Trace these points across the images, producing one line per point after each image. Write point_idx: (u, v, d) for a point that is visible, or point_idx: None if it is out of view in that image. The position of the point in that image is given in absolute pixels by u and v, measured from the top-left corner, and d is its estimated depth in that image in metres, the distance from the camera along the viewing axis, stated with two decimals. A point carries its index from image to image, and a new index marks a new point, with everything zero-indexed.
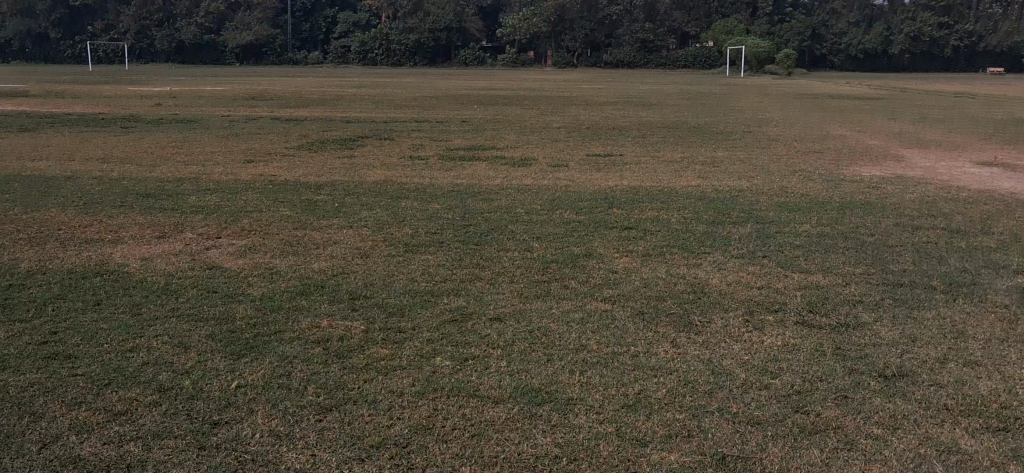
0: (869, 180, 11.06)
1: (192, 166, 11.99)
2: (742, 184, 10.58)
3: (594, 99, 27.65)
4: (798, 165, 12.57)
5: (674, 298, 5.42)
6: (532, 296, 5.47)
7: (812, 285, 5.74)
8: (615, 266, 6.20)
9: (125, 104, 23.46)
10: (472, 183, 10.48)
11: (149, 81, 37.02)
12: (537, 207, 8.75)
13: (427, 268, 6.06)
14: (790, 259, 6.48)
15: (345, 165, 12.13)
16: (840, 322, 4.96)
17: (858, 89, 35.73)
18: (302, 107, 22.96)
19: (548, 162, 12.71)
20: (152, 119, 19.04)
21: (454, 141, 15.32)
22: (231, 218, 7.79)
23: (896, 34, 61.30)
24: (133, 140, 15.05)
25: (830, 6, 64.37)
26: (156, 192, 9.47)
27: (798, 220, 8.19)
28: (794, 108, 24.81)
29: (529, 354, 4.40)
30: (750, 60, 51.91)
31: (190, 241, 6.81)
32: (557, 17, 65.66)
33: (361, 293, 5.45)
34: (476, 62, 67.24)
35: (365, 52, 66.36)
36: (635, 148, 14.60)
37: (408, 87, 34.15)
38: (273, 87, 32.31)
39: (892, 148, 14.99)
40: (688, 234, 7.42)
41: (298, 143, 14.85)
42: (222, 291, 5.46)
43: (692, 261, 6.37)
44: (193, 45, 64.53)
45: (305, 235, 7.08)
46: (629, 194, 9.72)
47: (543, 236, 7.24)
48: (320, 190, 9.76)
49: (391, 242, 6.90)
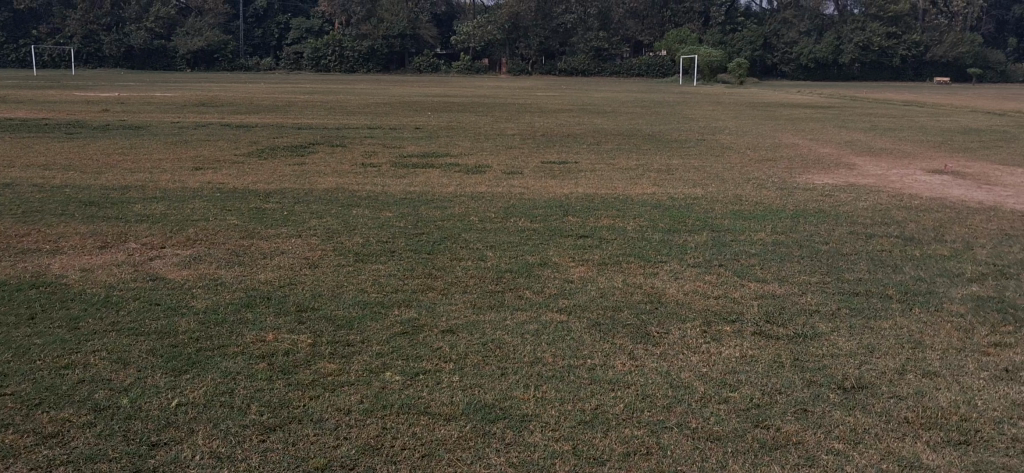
0: (823, 188, 11.10)
1: (138, 173, 11.72)
2: (698, 192, 10.56)
3: (548, 107, 27.60)
4: (753, 173, 12.60)
5: (631, 308, 5.33)
6: (486, 307, 5.35)
7: (768, 295, 5.68)
8: (571, 275, 6.10)
9: (71, 109, 22.99)
10: (425, 191, 10.33)
11: (96, 86, 36.41)
12: (491, 214, 8.64)
13: (378, 279, 5.92)
14: (746, 268, 6.43)
15: (296, 173, 11.92)
16: (797, 332, 4.90)
17: (809, 98, 36.15)
18: (253, 113, 22.62)
19: (503, 169, 12.61)
20: (98, 124, 18.65)
21: (407, 148, 15.14)
22: (176, 227, 7.58)
23: (846, 44, 62.09)
24: (78, 147, 14.70)
25: (782, 16, 65.04)
26: (100, 200, 9.20)
27: (753, 228, 8.17)
28: (747, 116, 24.98)
29: (482, 368, 4.27)
30: (703, 68, 52.26)
31: (132, 251, 6.59)
32: (511, 25, 65.15)
33: (308, 305, 5.28)
34: (430, 68, 67.14)
35: (318, 59, 65.97)
36: (590, 156, 14.55)
37: (361, 94, 33.85)
38: (224, 93, 31.84)
39: (844, 157, 15.10)
40: (644, 242, 7.36)
41: (248, 150, 14.57)
42: (164, 303, 5.26)
43: (648, 270, 6.30)
44: (141, 51, 63.62)
45: (253, 244, 6.89)
46: (583, 202, 9.65)
47: (496, 245, 7.12)
48: (269, 198, 9.57)
49: (341, 251, 6.73)
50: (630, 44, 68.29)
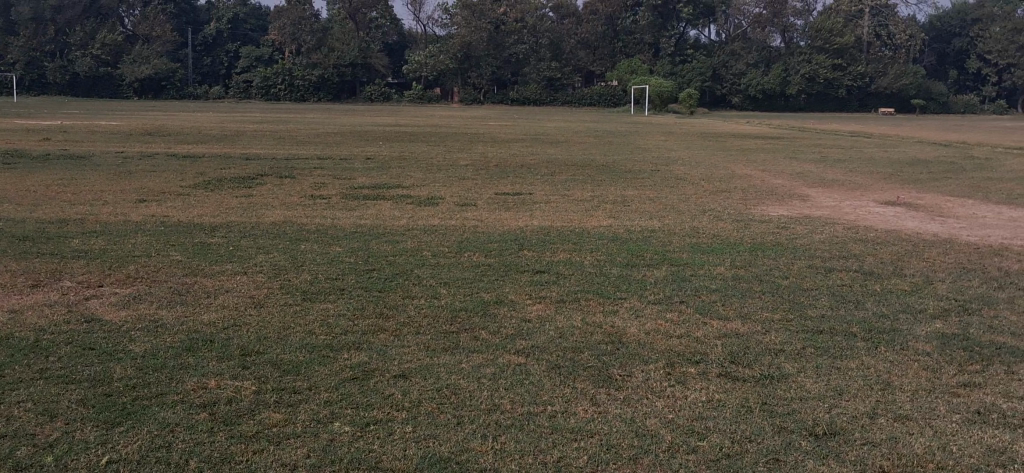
0: (778, 220, 11.05)
1: (77, 206, 11.33)
2: (654, 224, 10.44)
3: (501, 137, 27.54)
4: (708, 204, 12.55)
5: (590, 348, 5.15)
6: (440, 348, 5.11)
7: (732, 333, 5.51)
8: (528, 313, 5.90)
9: (12, 138, 22.36)
10: (376, 223, 10.11)
11: (40, 114, 35.69)
12: (444, 248, 8.43)
13: (326, 319, 5.66)
14: (708, 304, 6.28)
15: (243, 205, 11.62)
16: (763, 373, 4.74)
17: (760, 129, 36.51)
18: (200, 143, 22.23)
19: (455, 201, 12.41)
20: (37, 155, 18.11)
21: (358, 179, 14.90)
22: (115, 263, 7.26)
23: (794, 75, 62.92)
24: (15, 178, 14.22)
25: (730, 48, 66.02)
26: (36, 234, 8.84)
27: (712, 262, 8.04)
28: (699, 146, 25.11)
29: (436, 416, 4.04)
30: (654, 98, 52.67)
31: (66, 290, 6.26)
32: (463, 55, 65.31)
33: (253, 348, 5.00)
34: (381, 98, 67.08)
35: (268, 88, 65.51)
36: (544, 187, 14.42)
37: (312, 123, 33.49)
38: (172, 123, 31.34)
39: (796, 187, 15.18)
40: (602, 277, 7.18)
41: (193, 181, 14.24)
42: (98, 347, 4.96)
43: (607, 307, 6.12)
44: (86, 78, 62.66)
45: (196, 282, 6.60)
46: (538, 235, 9.48)
47: (450, 281, 6.90)
48: (214, 232, 9.27)
49: (288, 289, 6.47)
50: (580, 74, 68.86)
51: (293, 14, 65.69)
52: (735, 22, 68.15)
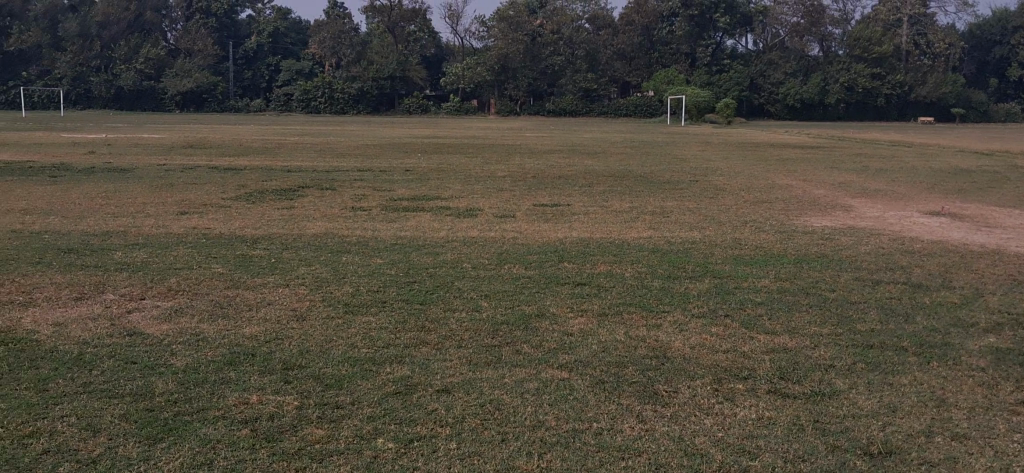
0: (822, 232, 10.87)
1: (120, 218, 11.42)
2: (694, 235, 10.32)
3: (539, 148, 27.50)
4: (749, 215, 12.39)
5: (635, 364, 5.05)
6: (483, 363, 5.05)
7: (779, 347, 5.41)
8: (571, 327, 5.82)
9: (58, 152, 22.71)
10: (416, 235, 10.09)
11: (85, 128, 36.27)
12: (484, 261, 8.38)
13: (368, 332, 5.62)
14: (755, 318, 6.15)
15: (284, 217, 11.66)
16: (813, 389, 4.62)
17: (799, 139, 36.18)
18: (241, 155, 22.37)
19: (495, 212, 12.35)
20: (83, 167, 18.34)
21: (398, 191, 14.90)
22: (158, 276, 7.30)
23: (832, 84, 62.20)
24: (61, 191, 14.38)
25: (767, 58, 65.61)
26: (81, 247, 8.92)
27: (755, 274, 7.92)
28: (739, 157, 24.89)
29: (480, 433, 3.98)
30: (691, 109, 52.45)
31: (110, 302, 6.29)
32: (500, 67, 65.56)
33: (295, 362, 4.97)
34: (419, 109, 67.37)
35: (308, 100, 66.08)
36: (583, 198, 14.33)
37: (351, 136, 33.64)
38: (213, 135, 31.63)
39: (839, 198, 14.94)
40: (644, 290, 7.08)
41: (235, 193, 14.33)
42: (140, 361, 4.97)
43: (651, 321, 6.02)
44: (130, 92, 63.61)
45: (238, 294, 6.60)
46: (578, 247, 9.40)
47: (491, 294, 6.84)
48: (256, 244, 9.29)
49: (330, 302, 6.44)
50: (617, 85, 68.72)
51: (332, 28, 67.18)
52: (772, 32, 67.66)
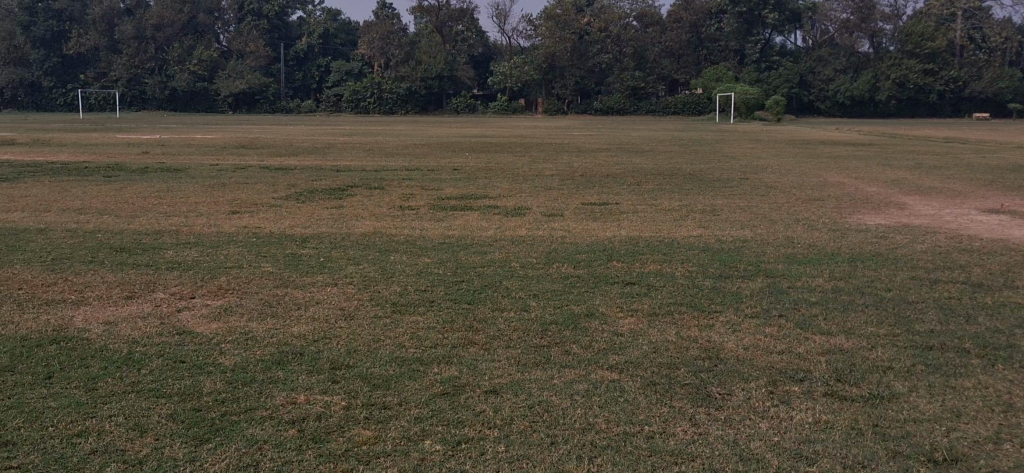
0: (876, 229, 10.65)
1: (173, 217, 11.54)
2: (745, 234, 10.15)
3: (586, 146, 27.44)
4: (801, 213, 12.20)
5: (687, 365, 4.95)
6: (531, 364, 4.97)
7: (835, 349, 5.27)
8: (621, 327, 5.73)
9: (114, 152, 23.10)
10: (464, 234, 10.05)
11: (138, 129, 36.86)
12: (533, 260, 8.30)
13: (416, 332, 5.58)
14: (809, 319, 6.00)
15: (333, 216, 11.73)
16: (871, 392, 4.48)
17: (850, 136, 35.68)
18: (291, 155, 22.54)
19: (542, 211, 12.29)
20: (136, 168, 18.59)
21: (446, 190, 14.91)
22: (208, 274, 7.34)
23: (883, 81, 61.16)
24: (115, 190, 14.61)
25: (817, 54, 64.87)
26: (133, 246, 9.03)
27: (809, 273, 7.74)
28: (789, 154, 24.57)
29: (528, 435, 3.91)
30: (739, 107, 51.94)
31: (160, 301, 6.33)
32: (548, 65, 65.74)
33: (343, 362, 4.94)
34: (467, 109, 67.53)
35: (358, 101, 66.62)
36: (632, 196, 14.20)
37: (399, 135, 33.79)
38: (264, 135, 31.93)
39: (893, 195, 14.65)
40: (695, 290, 6.97)
41: (286, 192, 14.40)
42: (189, 360, 4.99)
43: (702, 321, 5.90)
44: (185, 93, 64.71)
45: (288, 293, 6.60)
46: (626, 245, 9.29)
47: (539, 294, 6.77)
48: (305, 243, 9.32)
49: (378, 301, 6.41)
50: (665, 83, 68.34)
51: (381, 29, 67.62)
52: (822, 28, 66.76)
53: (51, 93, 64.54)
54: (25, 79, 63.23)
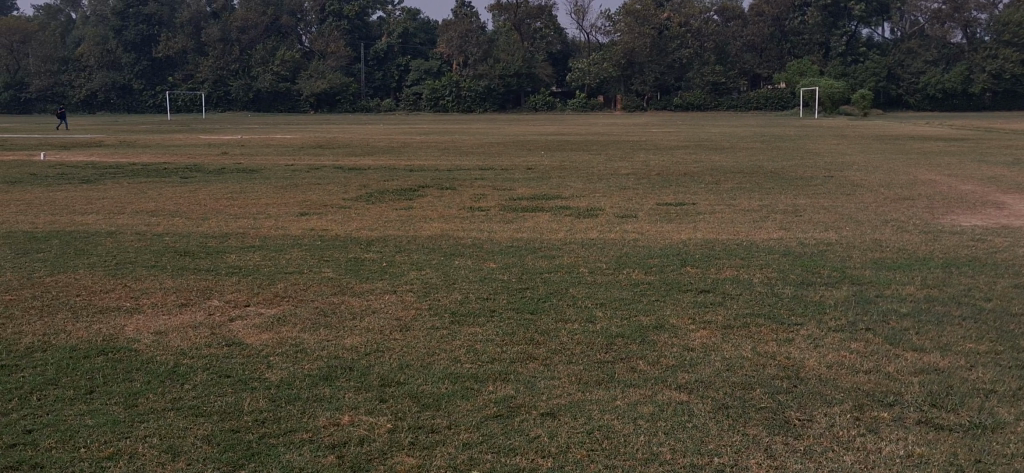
0: (973, 232, 9.99)
1: (241, 219, 11.46)
2: (830, 236, 9.61)
3: (664, 144, 26.90)
4: (889, 213, 11.59)
5: (764, 385, 4.55)
6: (593, 382, 4.63)
7: (930, 368, 4.83)
8: (692, 341, 5.34)
9: (193, 153, 23.41)
10: (533, 237, 9.74)
11: (221, 129, 37.51)
12: (603, 265, 7.93)
13: (473, 344, 5.28)
14: (901, 333, 5.54)
15: (400, 218, 11.52)
16: (972, 420, 4.09)
17: (938, 130, 34.44)
18: (366, 155, 22.54)
19: (616, 212, 11.91)
20: (213, 168, 18.74)
21: (518, 190, 14.61)
22: (267, 281, 7.16)
23: (977, 73, 59.07)
24: (190, 191, 14.69)
25: (906, 46, 62.91)
26: (198, 250, 8.93)
27: (901, 280, 7.23)
28: (875, 150, 23.70)
29: (587, 466, 3.62)
30: (824, 101, 50.59)
31: (214, 309, 6.14)
32: (626, 61, 65.43)
33: (394, 377, 4.67)
34: (546, 107, 67.09)
35: (437, 99, 67.00)
36: (709, 196, 13.70)
37: (474, 134, 33.65)
38: (341, 135, 32.07)
39: (988, 194, 13.86)
40: (774, 299, 6.53)
41: (356, 193, 14.31)
42: (234, 375, 4.77)
43: (780, 334, 5.47)
44: (268, 94, 65.86)
45: (344, 301, 6.37)
46: (702, 249, 8.84)
47: (607, 302, 6.40)
48: (371, 246, 9.10)
49: (436, 310, 6.13)
50: (747, 77, 67.07)
51: (459, 27, 67.76)
52: (911, 19, 64.58)
53: (141, 95, 66.11)
54: (117, 82, 64.97)
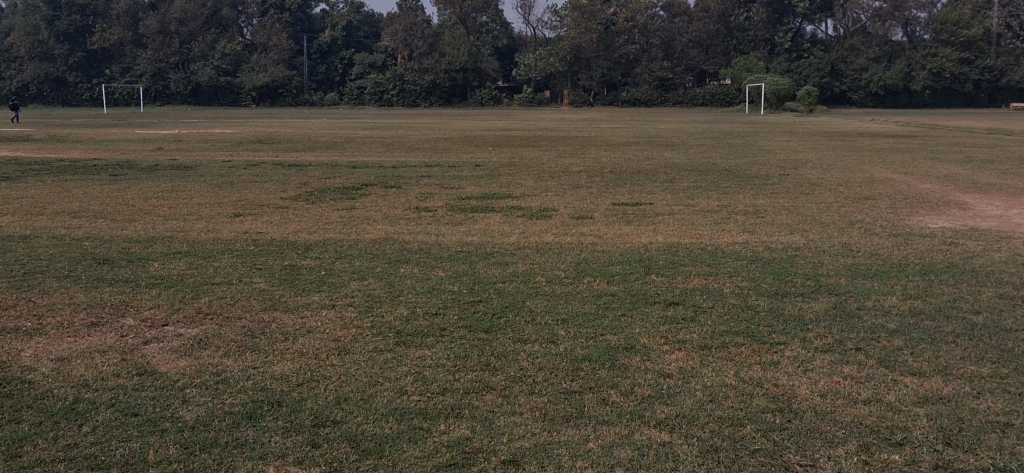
0: (944, 235, 9.58)
1: (169, 221, 10.70)
2: (797, 240, 9.13)
3: (614, 139, 26.46)
4: (854, 214, 11.21)
5: (754, 421, 3.99)
6: (560, 418, 4.02)
7: (934, 396, 4.34)
8: (668, 366, 4.75)
9: (126, 148, 22.29)
10: (483, 240, 9.15)
11: (160, 123, 36.45)
12: (561, 273, 7.33)
13: (421, 371, 4.66)
14: (895, 354, 5.04)
15: (343, 219, 10.80)
16: (997, 465, 3.58)
17: (883, 126, 34.61)
18: (308, 150, 21.73)
19: (569, 212, 11.36)
20: (145, 165, 17.84)
21: (466, 188, 13.97)
22: (191, 294, 6.43)
23: (918, 71, 59.84)
24: (117, 190, 13.80)
25: (849, 43, 63.36)
26: (120, 257, 8.14)
27: (880, 290, 6.75)
28: (827, 146, 23.49)
29: None
30: (770, 97, 50.69)
31: (127, 330, 5.38)
32: (573, 56, 65.15)
33: (329, 417, 4.02)
34: (492, 101, 66.35)
35: (381, 93, 66.20)
36: (666, 195, 13.22)
37: (419, 129, 32.90)
38: (281, 130, 31.10)
39: (948, 193, 13.56)
40: (750, 312, 6.00)
41: (296, 192, 13.56)
42: (142, 413, 4.03)
43: (764, 357, 4.92)
44: (208, 87, 64.41)
45: (276, 319, 5.68)
46: (666, 254, 8.31)
47: (568, 319, 5.79)
48: (308, 252, 8.42)
49: (380, 329, 5.49)
50: (693, 73, 66.90)
51: (404, 20, 66.92)
52: (853, 16, 64.54)
53: (76, 88, 64.14)
54: (51, 74, 62.73)
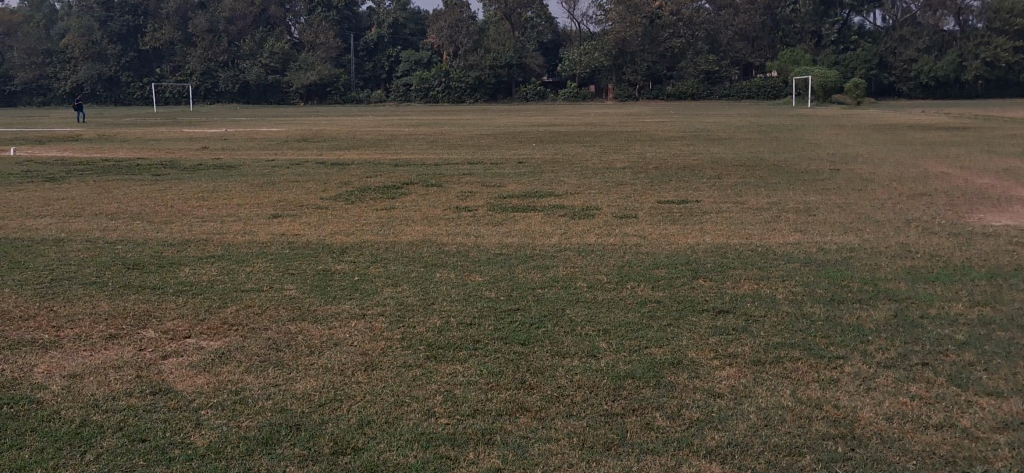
0: (1009, 233, 9.06)
1: (206, 222, 10.53)
2: (852, 240, 8.69)
3: (659, 134, 25.99)
4: (910, 211, 10.71)
5: (814, 450, 3.63)
6: (601, 446, 3.68)
7: (1015, 422, 3.92)
8: (719, 384, 4.40)
9: (172, 147, 22.32)
10: (521, 242, 8.82)
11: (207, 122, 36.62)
12: (603, 278, 6.98)
13: (451, 389, 4.35)
14: (968, 370, 4.62)
15: (380, 220, 10.56)
16: None
17: (934, 119, 33.73)
18: (353, 148, 21.56)
19: (613, 211, 10.98)
20: (188, 164, 17.76)
21: (508, 186, 13.64)
22: (218, 302, 6.17)
23: (971, 61, 58.29)
24: (158, 190, 13.70)
25: (898, 33, 61.39)
26: (152, 261, 7.94)
27: (943, 296, 6.33)
28: (878, 140, 22.82)
29: None
30: (817, 89, 49.64)
31: (146, 344, 5.14)
32: (618, 51, 64.70)
33: (350, 443, 3.72)
34: (537, 97, 65.88)
35: (426, 90, 65.86)
36: (712, 192, 12.80)
37: (462, 125, 32.66)
38: (326, 128, 31.02)
39: (1008, 188, 12.96)
40: (806, 322, 5.59)
41: (336, 191, 13.35)
42: (151, 439, 3.77)
43: (822, 373, 4.54)
44: (257, 86, 64.81)
45: (301, 331, 5.40)
46: (713, 256, 7.93)
47: (611, 329, 5.44)
48: (343, 255, 8.16)
49: (411, 341, 5.19)
50: (739, 66, 66.11)
51: (450, 17, 66.82)
52: (903, 6, 62.43)
53: (128, 87, 64.80)
54: (103, 74, 63.61)
